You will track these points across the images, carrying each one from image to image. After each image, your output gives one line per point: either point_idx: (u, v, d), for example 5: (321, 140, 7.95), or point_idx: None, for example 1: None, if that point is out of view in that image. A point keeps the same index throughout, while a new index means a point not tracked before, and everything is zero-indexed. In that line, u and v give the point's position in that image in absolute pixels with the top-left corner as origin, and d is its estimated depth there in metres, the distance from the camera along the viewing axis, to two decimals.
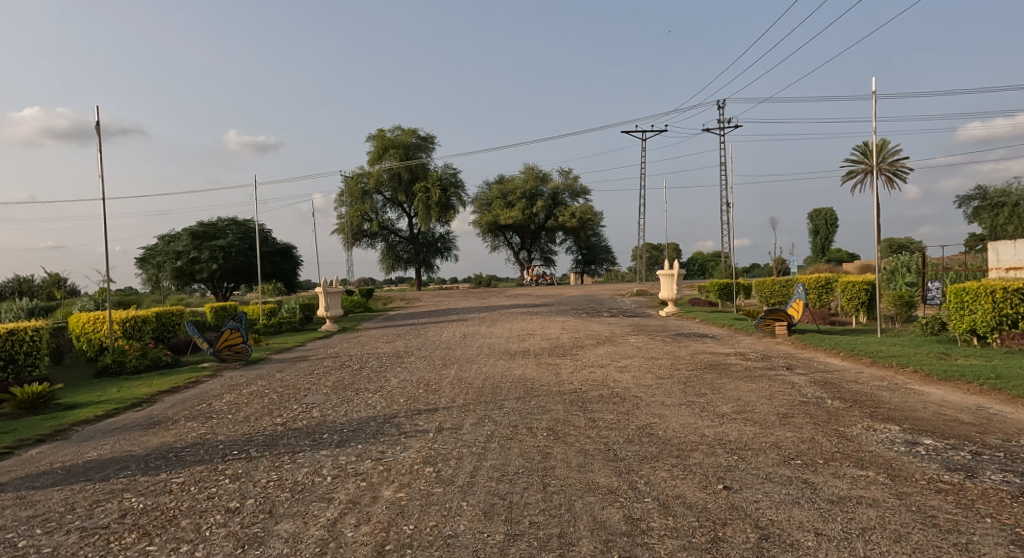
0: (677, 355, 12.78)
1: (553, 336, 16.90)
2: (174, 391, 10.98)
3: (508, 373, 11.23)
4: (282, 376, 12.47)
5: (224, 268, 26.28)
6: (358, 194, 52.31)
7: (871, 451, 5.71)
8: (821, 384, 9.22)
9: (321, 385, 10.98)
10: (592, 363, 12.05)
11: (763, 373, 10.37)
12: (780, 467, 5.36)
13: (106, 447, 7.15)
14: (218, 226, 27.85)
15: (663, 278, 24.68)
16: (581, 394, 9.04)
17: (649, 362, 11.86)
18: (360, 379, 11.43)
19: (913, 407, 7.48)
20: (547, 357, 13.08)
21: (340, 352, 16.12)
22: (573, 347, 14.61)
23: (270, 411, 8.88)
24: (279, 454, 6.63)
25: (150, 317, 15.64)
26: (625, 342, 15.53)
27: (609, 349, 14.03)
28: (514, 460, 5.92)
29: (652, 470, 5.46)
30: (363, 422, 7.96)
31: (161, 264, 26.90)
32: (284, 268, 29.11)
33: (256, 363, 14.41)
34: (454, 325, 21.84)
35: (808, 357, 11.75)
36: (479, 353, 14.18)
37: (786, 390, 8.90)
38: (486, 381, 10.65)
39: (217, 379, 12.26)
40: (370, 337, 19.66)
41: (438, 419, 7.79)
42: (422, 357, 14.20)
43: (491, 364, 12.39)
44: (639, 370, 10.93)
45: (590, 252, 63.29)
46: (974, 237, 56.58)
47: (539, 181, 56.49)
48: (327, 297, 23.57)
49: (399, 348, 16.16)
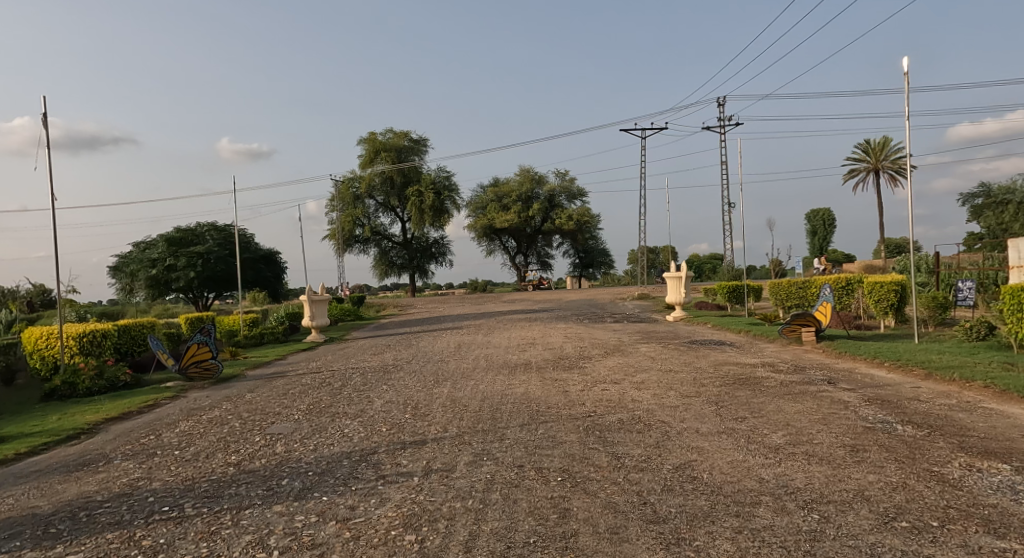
0: (698, 367, 11.35)
1: (556, 345, 15.54)
2: (124, 418, 9.55)
3: (510, 393, 9.79)
4: (252, 397, 11.01)
5: (202, 276, 24.75)
6: (349, 199, 50.90)
7: (997, 507, 4.30)
8: (879, 404, 7.79)
9: (294, 410, 9.54)
10: (603, 378, 10.67)
11: (805, 389, 8.96)
12: (883, 535, 3.96)
13: (7, 502, 5.71)
14: (197, 232, 26.37)
15: (669, 280, 23.32)
16: (598, 420, 7.64)
17: (669, 377, 10.44)
18: (341, 401, 10.01)
19: (1009, 436, 6.07)
20: (552, 371, 11.65)
21: (323, 367, 14.64)
22: (580, 358, 13.18)
23: (227, 445, 7.44)
24: (219, 511, 5.19)
25: (110, 330, 14.16)
26: (635, 351, 14.19)
27: (619, 360, 12.68)
28: (523, 523, 4.53)
29: (709, 541, 4.04)
30: (335, 461, 6.54)
31: (136, 273, 25.37)
32: (268, 275, 27.58)
33: (229, 381, 12.96)
34: (448, 334, 20.42)
35: (850, 368, 10.36)
36: (475, 367, 12.74)
37: (842, 411, 7.48)
38: (484, 402, 9.20)
39: (178, 402, 10.82)
40: (357, 348, 18.20)
41: (426, 458, 6.36)
42: (412, 372, 12.76)
43: (489, 381, 10.93)
44: (660, 387, 9.49)
45: (587, 255, 61.92)
46: (974, 237, 54.69)
47: (535, 183, 55.09)
48: (313, 306, 22.08)
49: (387, 362, 14.70)
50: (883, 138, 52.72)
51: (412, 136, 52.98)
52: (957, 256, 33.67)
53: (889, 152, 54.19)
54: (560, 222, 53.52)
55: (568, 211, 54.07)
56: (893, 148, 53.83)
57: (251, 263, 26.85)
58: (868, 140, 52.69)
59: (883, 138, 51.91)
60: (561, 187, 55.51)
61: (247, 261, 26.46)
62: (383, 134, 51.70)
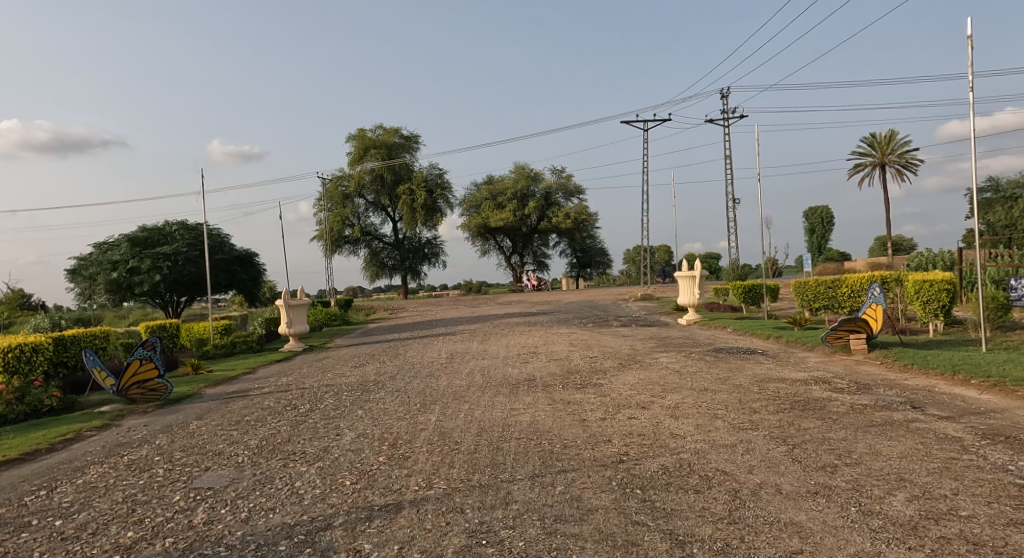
0: (739, 385, 9.38)
1: (562, 355, 13.64)
2: (25, 461, 7.55)
3: (513, 423, 7.79)
4: (197, 427, 9.02)
5: (169, 280, 22.68)
6: (338, 198, 48.84)
7: None
8: (1007, 442, 5.86)
9: (240, 448, 7.52)
10: (627, 399, 8.76)
11: (890, 418, 6.96)
12: None
13: None
14: (164, 231, 24.34)
15: (681, 280, 21.43)
16: (636, 470, 5.69)
17: (708, 400, 8.47)
18: (303, 434, 8.05)
19: None
20: (562, 390, 9.75)
21: (293, 385, 12.63)
22: (593, 373, 11.22)
23: (131, 510, 5.45)
24: None
25: (45, 344, 12.22)
26: (655, 362, 12.32)
27: (640, 375, 10.80)
28: None
29: None
30: (270, 544, 4.56)
31: (96, 276, 23.35)
32: (244, 277, 25.53)
33: (179, 404, 10.96)
34: (440, 341, 18.42)
35: (929, 388, 8.40)
36: (468, 386, 10.72)
37: (966, 456, 5.48)
38: (480, 437, 7.24)
39: (106, 435, 8.84)
40: (336, 359, 16.25)
41: (400, 542, 4.40)
42: (395, 391, 10.77)
43: (486, 406, 8.92)
44: (702, 416, 7.54)
45: (586, 254, 59.93)
46: (972, 233, 55.34)
47: (530, 181, 53.15)
48: (291, 312, 20.01)
49: (367, 377, 12.69)
50: (889, 131, 51.30)
51: (402, 133, 50.86)
52: (976, 252, 32.07)
53: (895, 146, 52.62)
54: (558, 220, 51.57)
55: (565, 208, 52.17)
56: (899, 142, 52.33)
57: (225, 265, 24.76)
58: (872, 134, 51.11)
59: (890, 131, 50.49)
60: (557, 185, 53.58)
61: (219, 262, 24.35)
62: (373, 130, 49.60)
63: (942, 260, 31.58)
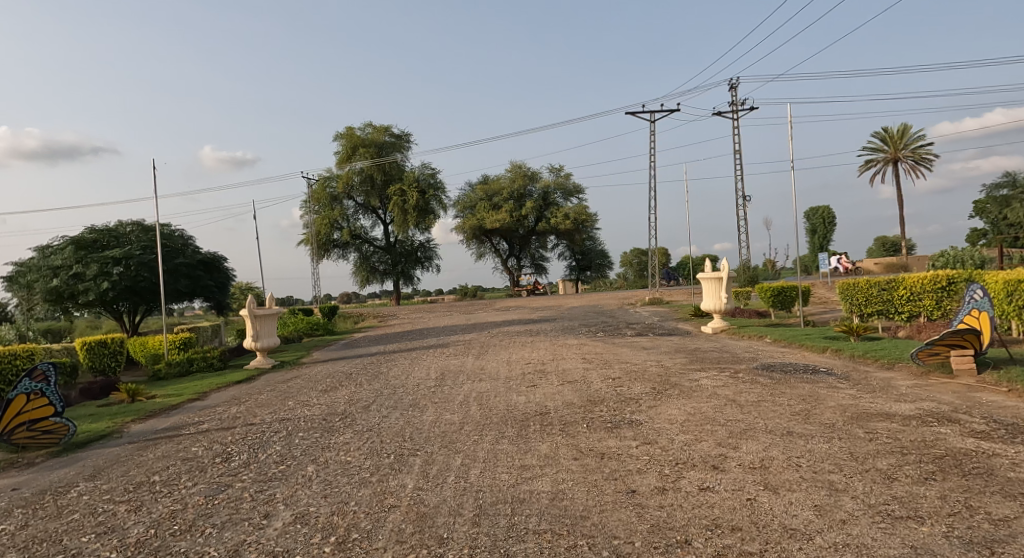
0: (833, 426, 6.78)
1: (578, 376, 11.04)
2: None
3: (527, 500, 5.16)
4: (77, 494, 6.38)
5: (119, 286, 20.08)
6: (325, 199, 46.29)
7: None
8: None
9: (108, 546, 4.89)
10: (687, 453, 6.12)
11: None
12: None
13: None
14: (115, 233, 21.81)
15: (705, 282, 18.80)
16: None
17: (806, 454, 5.86)
18: (216, 514, 5.43)
19: None
20: (589, 433, 7.13)
21: (239, 419, 9.97)
22: (624, 403, 8.62)
23: None
24: None
25: None
26: (698, 386, 9.71)
27: (688, 406, 8.22)
28: None
29: None
30: None
31: (35, 283, 20.84)
32: (209, 284, 22.89)
33: (82, 451, 8.37)
34: (429, 356, 15.82)
35: None
36: (461, 423, 8.09)
37: None
38: (479, 530, 4.63)
39: None
40: (306, 381, 13.67)
41: None
42: (364, 431, 8.15)
43: (486, 461, 6.32)
44: (818, 489, 4.96)
45: (585, 258, 57.24)
46: (982, 231, 53.05)
47: (528, 181, 50.63)
48: (257, 323, 17.33)
49: (334, 408, 10.06)
50: (902, 125, 48.91)
51: (393, 131, 48.16)
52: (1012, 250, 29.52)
53: (908, 140, 50.25)
54: (556, 221, 48.95)
55: (564, 208, 49.54)
56: (913, 136, 49.96)
57: (187, 271, 22.12)
58: (885, 128, 48.61)
59: (905, 125, 48.07)
60: (555, 184, 50.99)
61: (179, 267, 21.74)
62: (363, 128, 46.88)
63: (974, 259, 28.97)
